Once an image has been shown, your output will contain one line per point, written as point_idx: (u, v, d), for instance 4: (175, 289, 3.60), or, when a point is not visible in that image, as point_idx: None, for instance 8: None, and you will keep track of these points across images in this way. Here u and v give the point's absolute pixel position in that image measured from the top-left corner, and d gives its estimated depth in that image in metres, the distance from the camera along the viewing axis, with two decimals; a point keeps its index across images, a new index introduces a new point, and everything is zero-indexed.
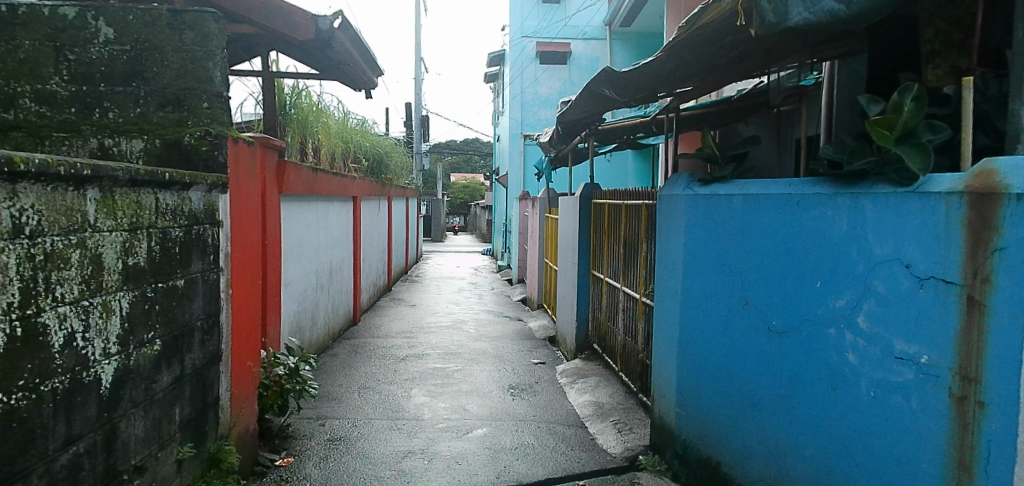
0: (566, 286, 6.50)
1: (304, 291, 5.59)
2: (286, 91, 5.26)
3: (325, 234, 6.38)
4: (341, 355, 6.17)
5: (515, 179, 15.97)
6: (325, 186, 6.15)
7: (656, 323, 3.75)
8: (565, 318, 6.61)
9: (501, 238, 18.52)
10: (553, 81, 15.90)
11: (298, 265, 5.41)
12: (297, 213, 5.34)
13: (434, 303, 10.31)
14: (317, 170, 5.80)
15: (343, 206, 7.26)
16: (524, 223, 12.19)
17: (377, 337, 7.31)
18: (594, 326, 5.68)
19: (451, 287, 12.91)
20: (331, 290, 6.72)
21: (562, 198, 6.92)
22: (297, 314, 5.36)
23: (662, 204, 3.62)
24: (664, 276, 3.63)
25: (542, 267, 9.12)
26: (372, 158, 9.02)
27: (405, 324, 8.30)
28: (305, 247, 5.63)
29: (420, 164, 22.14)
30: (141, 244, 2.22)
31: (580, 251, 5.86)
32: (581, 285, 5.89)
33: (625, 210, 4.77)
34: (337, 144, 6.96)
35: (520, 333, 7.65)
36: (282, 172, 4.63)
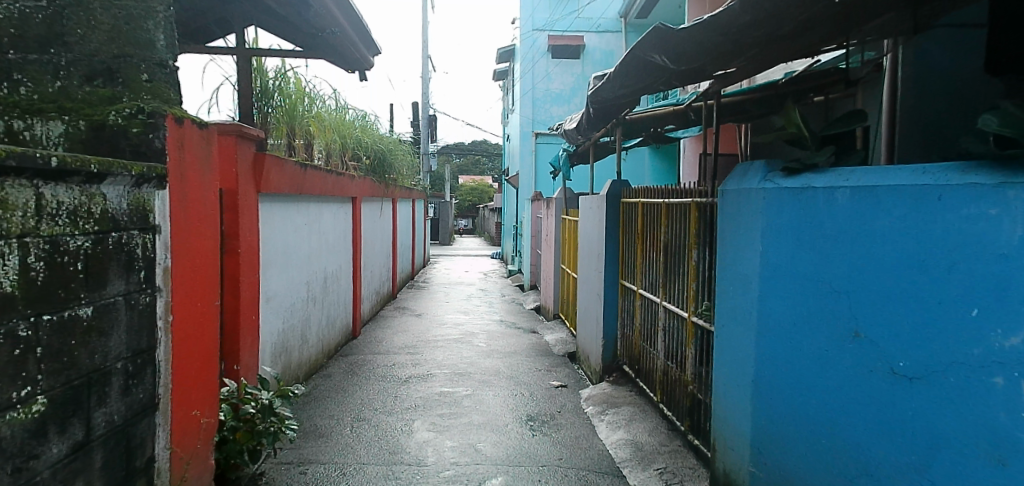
0: (589, 298, 5.77)
1: (291, 305, 4.89)
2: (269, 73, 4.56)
3: (317, 239, 5.68)
4: (336, 378, 5.48)
5: (526, 180, 15.25)
6: (318, 185, 5.46)
7: (717, 350, 3.02)
8: (587, 333, 5.89)
9: (511, 242, 17.78)
10: (566, 77, 15.23)
11: (285, 276, 4.71)
12: (283, 216, 4.65)
13: (441, 313, 9.61)
14: (309, 166, 5.12)
15: (340, 209, 6.57)
16: (537, 225, 11.47)
17: (378, 353, 6.60)
18: (625, 345, 4.96)
19: (460, 294, 12.20)
20: (326, 302, 6.03)
21: (583, 198, 6.19)
22: (283, 333, 4.66)
23: (727, 201, 2.89)
24: (729, 291, 2.89)
25: (558, 274, 8.41)
26: (374, 156, 8.33)
27: (410, 337, 7.59)
28: (293, 254, 4.94)
29: (427, 165, 21.46)
30: (7, 260, 1.49)
31: (607, 259, 5.13)
32: (608, 297, 5.15)
33: (665, 211, 4.04)
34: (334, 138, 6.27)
35: (536, 348, 6.93)
36: (259, 167, 3.91)
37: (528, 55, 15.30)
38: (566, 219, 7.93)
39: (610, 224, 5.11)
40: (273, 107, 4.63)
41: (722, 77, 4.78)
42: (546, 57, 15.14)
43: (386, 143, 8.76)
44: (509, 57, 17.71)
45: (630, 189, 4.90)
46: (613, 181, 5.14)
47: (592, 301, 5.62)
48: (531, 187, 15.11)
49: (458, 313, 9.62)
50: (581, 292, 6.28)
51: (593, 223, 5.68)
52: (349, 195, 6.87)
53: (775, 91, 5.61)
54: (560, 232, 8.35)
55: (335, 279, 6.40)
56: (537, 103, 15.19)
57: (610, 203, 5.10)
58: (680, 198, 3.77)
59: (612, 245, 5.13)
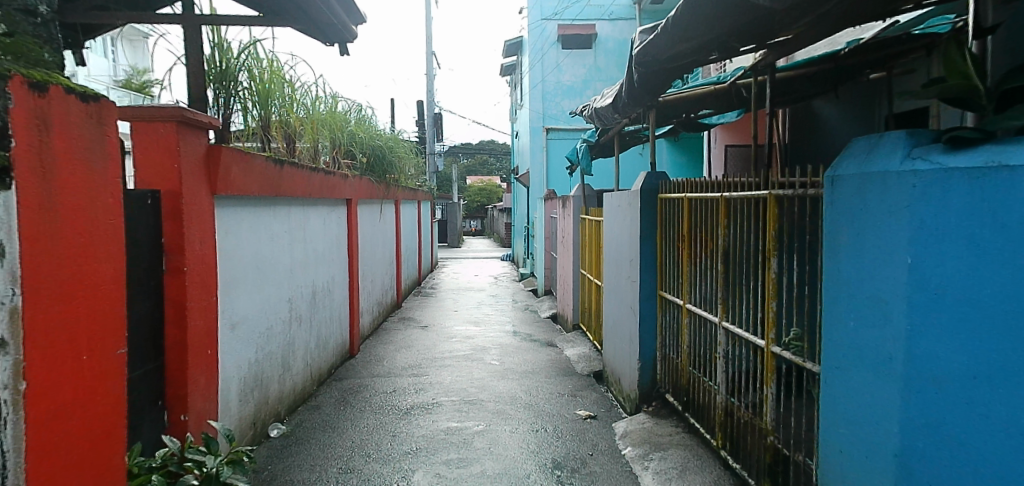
0: (619, 311, 4.96)
1: (270, 328, 4.13)
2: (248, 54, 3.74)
3: (302, 248, 4.90)
4: (326, 410, 4.72)
5: (537, 177, 14.42)
6: (302, 186, 4.68)
7: (824, 399, 2.19)
8: (616, 352, 5.10)
9: (522, 243, 16.98)
10: (577, 68, 14.41)
11: (259, 294, 3.93)
12: (256, 222, 3.86)
13: (449, 324, 8.83)
14: (288, 163, 4.33)
15: (330, 212, 5.77)
16: (550, 226, 10.67)
17: (377, 375, 5.83)
18: (667, 370, 4.15)
19: (470, 300, 11.42)
20: (316, 320, 5.25)
21: (608, 196, 5.37)
22: (258, 363, 3.89)
23: (841, 192, 2.05)
24: (843, 319, 2.07)
25: (576, 280, 7.60)
26: (372, 153, 7.54)
27: (414, 354, 6.81)
28: (270, 267, 4.16)
29: (433, 165, 20.66)
30: None
31: (642, 267, 4.32)
32: (644, 312, 4.33)
33: (722, 208, 3.22)
34: (322, 133, 5.49)
35: (555, 366, 6.14)
36: (214, 162, 3.11)
37: (537, 46, 14.48)
38: (585, 219, 7.12)
39: (645, 224, 4.29)
40: (244, 93, 3.87)
41: (778, 45, 3.95)
42: (557, 48, 14.32)
43: (386, 139, 7.95)
44: (516, 50, 16.93)
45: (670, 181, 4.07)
46: (647, 173, 4.32)
47: (623, 315, 4.80)
48: (542, 185, 14.29)
49: (468, 324, 8.83)
50: (607, 304, 5.47)
51: (622, 223, 4.86)
52: (342, 196, 6.08)
53: (834, 64, 4.78)
54: (579, 234, 7.54)
55: (327, 293, 5.63)
56: (548, 97, 14.35)
57: (645, 199, 4.28)
58: (745, 191, 2.95)
59: (648, 250, 4.30)
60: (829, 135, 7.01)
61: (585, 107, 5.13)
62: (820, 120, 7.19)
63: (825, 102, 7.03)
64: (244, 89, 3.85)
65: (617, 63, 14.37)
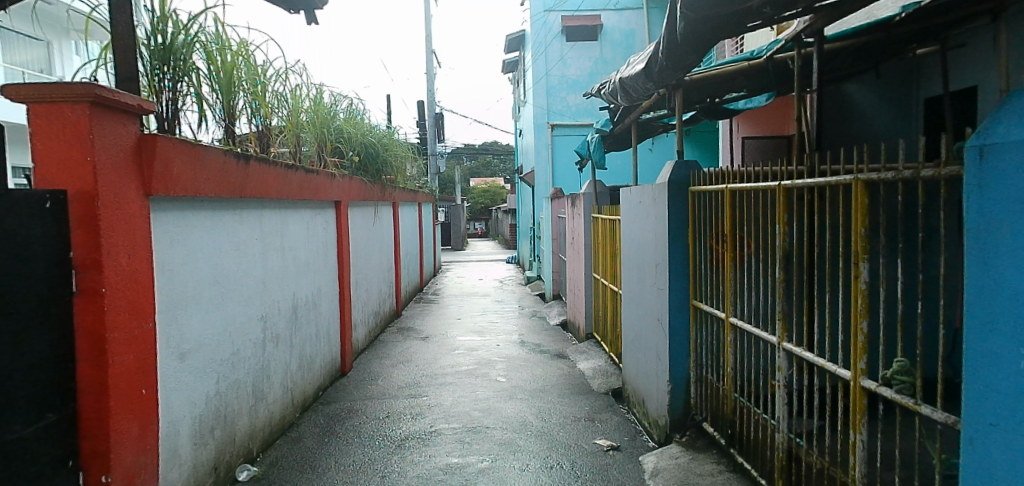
0: (642, 324, 4.33)
1: (237, 353, 3.52)
2: (197, 28, 3.09)
3: (280, 258, 4.31)
4: (307, 443, 4.10)
5: (543, 176, 13.82)
6: (277, 186, 4.08)
7: (965, 467, 1.55)
8: (639, 370, 4.46)
9: (528, 245, 16.34)
10: (583, 61, 13.79)
11: (222, 314, 3.33)
12: (216, 228, 3.25)
13: (452, 334, 8.21)
14: (259, 158, 3.72)
15: (314, 216, 5.17)
16: (558, 227, 10.05)
17: (370, 397, 5.22)
18: (705, 394, 3.52)
19: (474, 307, 10.80)
20: (297, 339, 4.64)
21: (625, 191, 4.74)
22: (221, 397, 3.29)
23: (995, 170, 1.42)
24: (999, 356, 1.43)
25: (589, 285, 6.97)
26: (364, 151, 6.93)
27: (413, 370, 6.20)
28: (237, 281, 3.56)
29: (435, 166, 20.10)
30: None
31: (671, 273, 3.69)
32: (674, 326, 3.70)
33: (780, 201, 2.58)
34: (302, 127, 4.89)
35: (569, 383, 5.51)
36: (149, 155, 2.50)
37: (541, 38, 13.86)
38: (597, 218, 6.50)
39: (674, 223, 3.66)
40: (203, 80, 3.26)
41: (831, 7, 3.30)
42: (561, 40, 13.71)
43: (380, 137, 7.34)
44: (518, 45, 16.34)
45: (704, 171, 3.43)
46: (675, 164, 3.69)
47: (649, 329, 4.17)
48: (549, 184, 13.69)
49: (472, 333, 8.20)
50: (628, 314, 4.84)
51: (644, 222, 4.23)
52: (328, 198, 5.47)
53: (887, 33, 4.13)
54: (591, 234, 6.91)
55: (312, 306, 5.04)
56: (552, 91, 13.72)
57: (672, 194, 3.66)
58: (815, 178, 2.31)
59: (676, 253, 3.67)
60: (865, 121, 6.34)
61: (602, 86, 4.49)
62: (852, 105, 6.51)
63: (857, 85, 6.36)
64: (202, 74, 3.25)
65: (624, 55, 13.74)
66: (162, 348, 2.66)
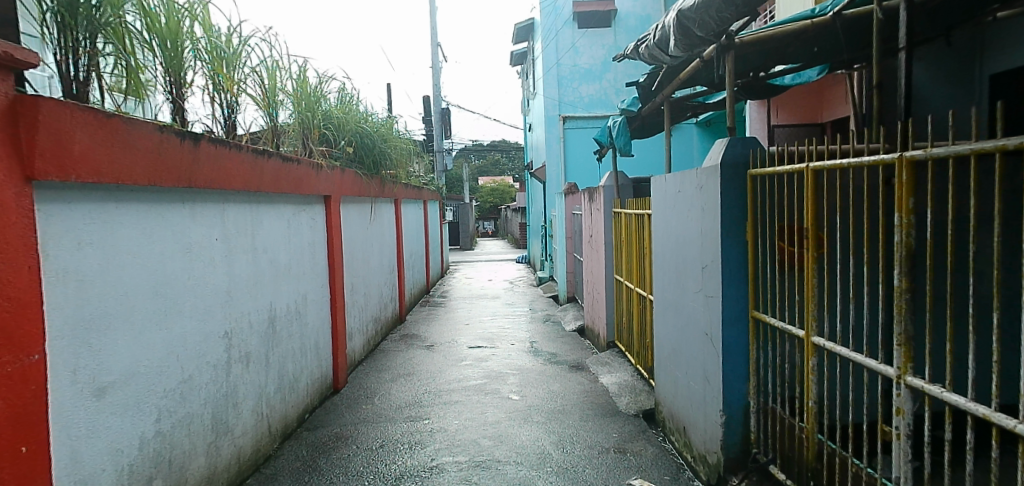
0: (683, 338, 3.61)
1: (190, 380, 2.84)
2: None
3: (251, 262, 3.64)
4: (283, 483, 3.42)
5: (554, 171, 13.15)
6: (244, 177, 3.41)
7: None
8: (679, 392, 3.74)
9: (539, 244, 15.65)
10: (596, 50, 13.09)
11: (168, 333, 2.66)
12: (156, 226, 2.58)
13: (459, 341, 7.54)
14: (219, 141, 3.07)
15: (297, 213, 4.51)
16: (573, 224, 9.35)
17: (363, 420, 4.53)
18: (773, 429, 2.80)
19: (483, 310, 10.13)
20: (276, 355, 3.96)
21: (659, 181, 4.04)
22: (165, 436, 2.60)
23: None
24: None
25: (610, 289, 6.26)
26: (359, 141, 6.30)
27: (414, 386, 5.53)
28: (191, 290, 2.88)
29: (442, 164, 19.44)
30: None
31: (724, 278, 2.98)
32: (729, 342, 2.99)
33: (902, 180, 1.88)
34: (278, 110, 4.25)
35: (591, 402, 4.79)
36: (31, 124, 1.78)
37: (551, 25, 13.23)
38: (619, 213, 5.80)
39: (727, 216, 2.96)
40: (138, 42, 2.64)
41: None
42: (572, 27, 13.07)
43: (378, 128, 6.69)
44: (527, 34, 15.68)
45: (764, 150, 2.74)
46: (727, 143, 3.00)
47: (692, 344, 3.45)
48: (561, 179, 13.00)
49: (481, 341, 7.51)
50: (662, 324, 4.12)
51: (684, 215, 3.52)
52: (315, 191, 4.81)
53: None
54: (611, 232, 6.20)
55: (296, 317, 4.37)
56: (563, 81, 13.03)
57: (726, 178, 2.96)
58: (969, 144, 1.58)
59: (731, 252, 2.97)
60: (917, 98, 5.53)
61: (638, 44, 3.76)
62: None
63: None
64: (138, 35, 2.62)
65: None
66: (68, 385, 1.98)
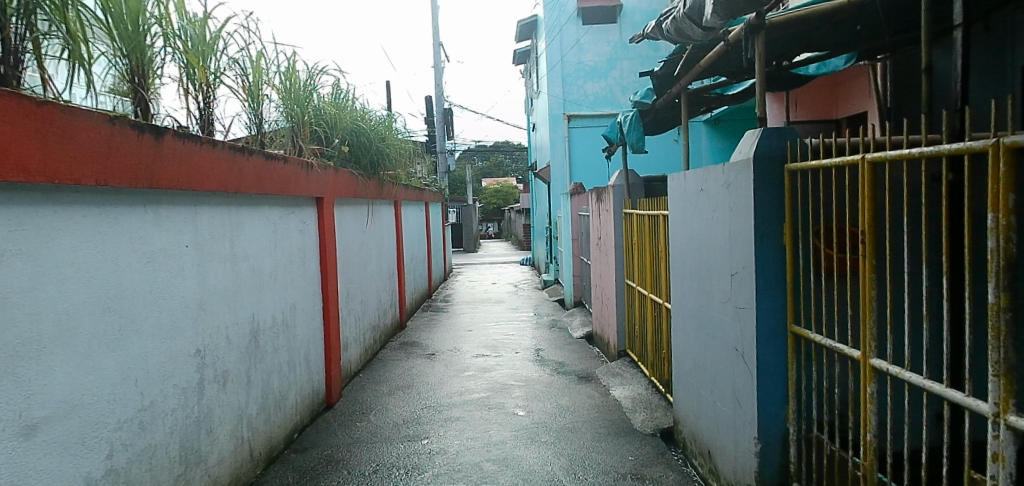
0: (709, 353, 3.25)
1: (153, 407, 2.50)
2: None
3: (231, 271, 3.30)
4: None
5: (559, 172, 12.80)
6: (219, 176, 3.06)
7: None
8: (703, 412, 3.39)
9: (544, 246, 15.31)
10: (601, 46, 12.70)
11: (125, 354, 2.31)
12: (109, 231, 2.24)
13: (462, 349, 7.20)
14: (185, 134, 2.71)
15: (284, 216, 4.16)
16: (580, 226, 9.00)
17: (356, 440, 4.18)
18: (820, 463, 2.44)
19: (487, 315, 9.79)
20: (259, 372, 3.62)
21: (678, 179, 3.69)
22: (120, 474, 2.25)
23: None
24: None
25: (621, 295, 5.90)
26: (355, 140, 5.96)
27: (413, 400, 5.18)
28: (154, 304, 2.54)
29: (445, 165, 19.12)
30: None
31: (759, 288, 2.63)
32: (764, 360, 2.64)
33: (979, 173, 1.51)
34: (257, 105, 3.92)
35: (603, 419, 4.44)
36: None
37: (555, 21, 12.85)
38: (630, 214, 5.43)
39: (762, 218, 2.61)
40: (91, 22, 2.32)
41: None
42: (576, 23, 12.65)
43: (375, 126, 6.33)
44: (531, 31, 15.34)
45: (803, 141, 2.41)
46: (760, 133, 2.64)
47: (720, 360, 3.10)
48: (566, 180, 12.65)
49: (484, 349, 7.16)
50: (682, 335, 3.76)
51: (710, 215, 3.17)
52: (304, 193, 4.47)
53: None
54: (622, 235, 5.84)
55: (282, 328, 4.03)
56: (568, 79, 12.67)
57: (759, 173, 2.60)
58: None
59: (765, 257, 2.62)
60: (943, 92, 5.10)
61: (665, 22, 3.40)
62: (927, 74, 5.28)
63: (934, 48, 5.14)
64: (91, 13, 2.30)
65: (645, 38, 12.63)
66: None
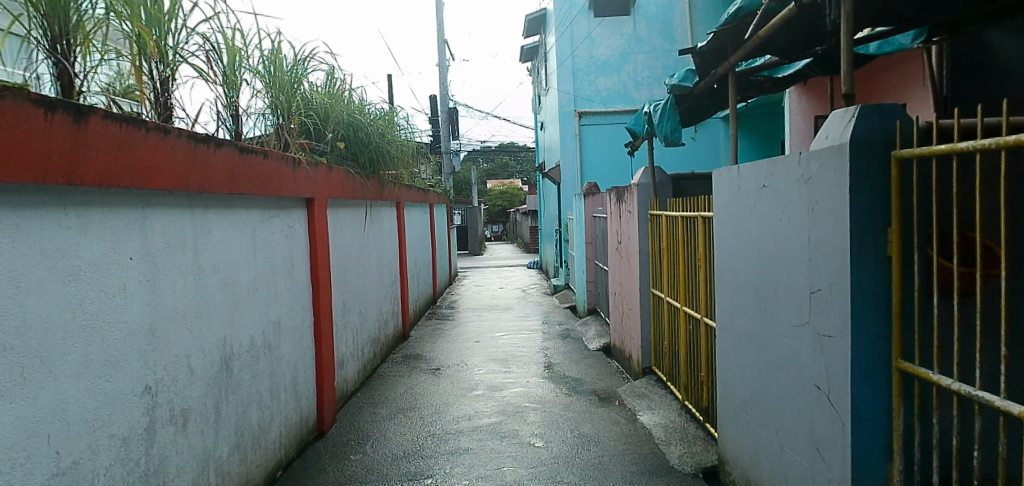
0: (775, 387, 2.67)
1: (80, 468, 1.91)
2: None
3: (195, 287, 2.75)
4: None
5: (570, 172, 12.26)
6: (175, 172, 2.49)
7: None
8: (764, 457, 2.81)
9: (552, 249, 14.81)
10: (613, 39, 12.12)
11: (37, 404, 1.74)
12: (11, 244, 1.67)
13: (469, 363, 6.64)
14: (122, 117, 2.13)
15: (265, 219, 3.60)
16: (596, 228, 8.46)
17: (349, 480, 3.60)
18: None
19: (495, 324, 9.23)
20: (233, 405, 3.06)
21: (729, 177, 3.11)
22: None
23: None
24: None
25: (646, 306, 5.32)
26: (352, 136, 5.42)
27: (415, 426, 4.61)
28: (81, 334, 1.96)
29: (449, 166, 18.57)
30: None
31: (857, 314, 2.05)
32: (862, 405, 2.06)
33: None
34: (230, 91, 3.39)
35: (634, 452, 3.86)
36: None
37: (565, 13, 12.31)
38: (659, 215, 4.85)
39: (860, 224, 2.04)
40: None
41: None
42: (587, 16, 12.10)
43: (375, 119, 5.78)
44: (539, 26, 14.79)
45: (918, 117, 1.83)
46: (854, 113, 2.06)
47: (793, 397, 2.51)
48: (577, 180, 12.11)
49: (493, 363, 6.60)
50: (733, 360, 3.17)
51: (778, 219, 2.59)
52: (291, 194, 3.92)
53: None
54: (647, 239, 5.27)
55: (262, 351, 3.47)
56: (579, 75, 12.11)
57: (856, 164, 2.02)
58: None
59: (864, 273, 2.04)
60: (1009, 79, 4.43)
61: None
62: (991, 58, 4.62)
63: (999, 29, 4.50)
64: None
65: (660, 31, 12.04)
66: None
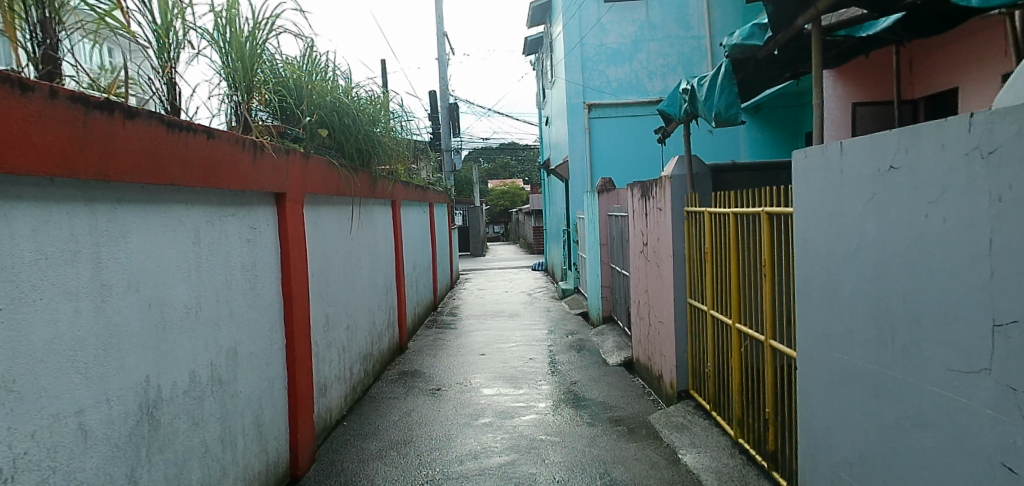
0: (915, 453, 1.88)
1: None
2: None
3: (96, 310, 1.95)
4: None
5: (579, 168, 11.50)
6: (41, 147, 1.63)
7: None
8: None
9: (559, 250, 14.07)
10: (625, 26, 11.32)
11: None
12: None
13: (473, 382, 5.86)
14: None
15: (214, 219, 2.81)
16: (612, 229, 7.69)
17: None
18: None
19: (500, 333, 8.44)
20: (160, 469, 2.27)
21: (828, 161, 2.32)
22: None
23: None
24: None
25: (682, 319, 4.53)
26: (336, 123, 4.62)
27: (410, 468, 3.81)
28: None
29: (450, 163, 17.77)
30: None
31: None
32: None
33: None
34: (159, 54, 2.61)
35: None
36: None
37: None
38: (701, 212, 4.06)
39: None
40: None
41: None
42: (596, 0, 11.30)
43: (364, 104, 5.01)
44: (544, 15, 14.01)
45: None
46: None
47: (953, 475, 1.71)
48: (587, 177, 11.36)
49: (501, 382, 5.81)
50: (831, 404, 2.38)
51: (924, 212, 1.80)
52: (251, 187, 3.13)
53: None
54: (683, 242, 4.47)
55: (208, 388, 2.68)
56: (588, 64, 11.34)
57: None
58: None
59: None
60: None
61: None
62: None
63: None
64: None
65: (675, 15, 11.20)
66: None
